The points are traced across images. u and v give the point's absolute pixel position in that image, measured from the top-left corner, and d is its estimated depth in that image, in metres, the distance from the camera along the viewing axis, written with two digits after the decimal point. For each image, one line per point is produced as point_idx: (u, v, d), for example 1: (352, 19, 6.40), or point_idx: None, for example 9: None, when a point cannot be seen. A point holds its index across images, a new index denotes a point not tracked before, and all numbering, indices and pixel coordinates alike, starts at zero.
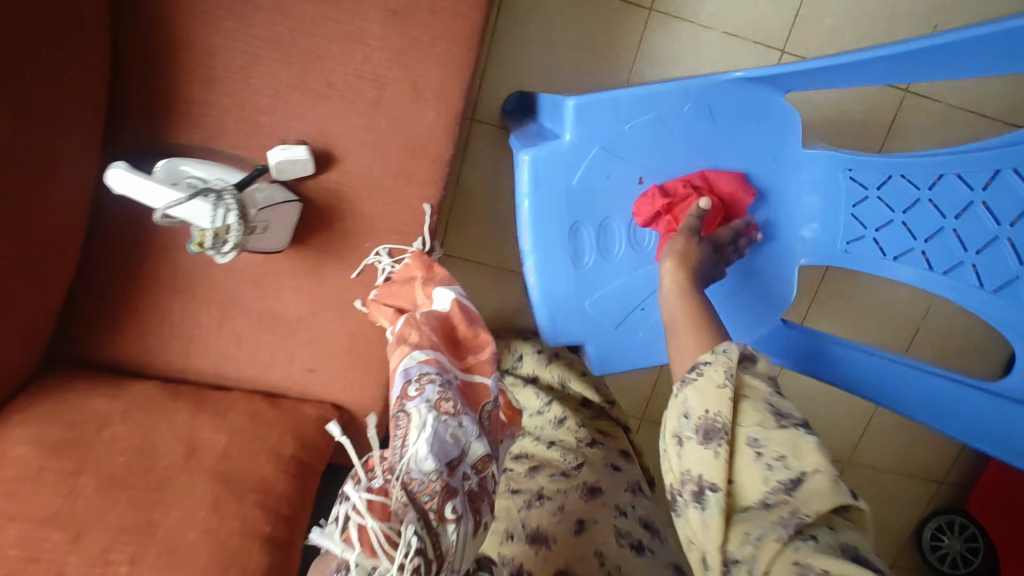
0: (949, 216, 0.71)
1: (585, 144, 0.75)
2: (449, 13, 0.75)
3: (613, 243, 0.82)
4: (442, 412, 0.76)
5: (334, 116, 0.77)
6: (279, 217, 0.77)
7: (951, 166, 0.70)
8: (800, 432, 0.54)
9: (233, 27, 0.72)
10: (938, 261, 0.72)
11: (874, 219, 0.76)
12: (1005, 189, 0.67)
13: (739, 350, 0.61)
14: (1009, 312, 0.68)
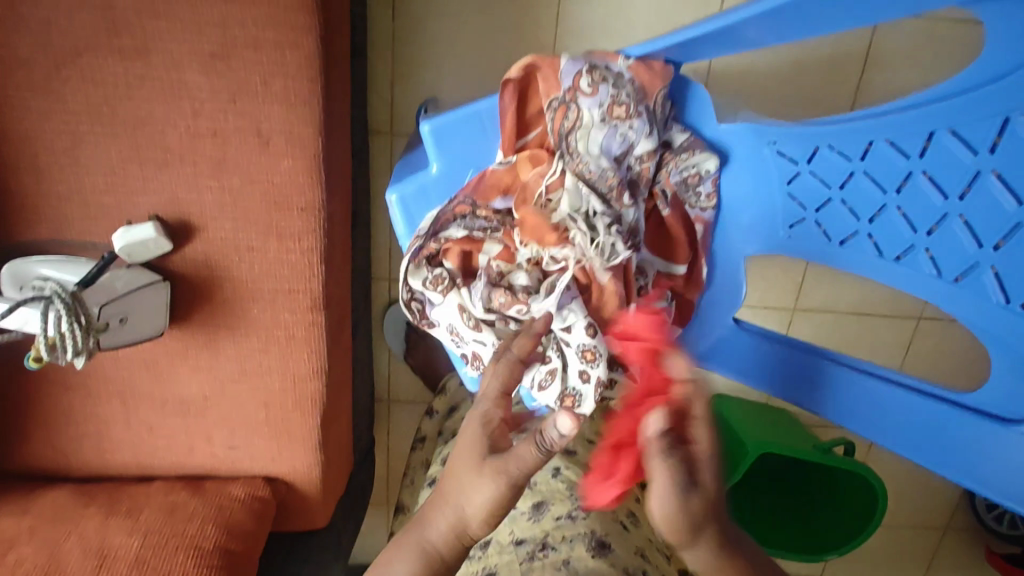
0: (889, 190, 0.61)
1: (455, 168, 0.66)
2: (274, 44, 0.65)
3: None
4: (613, 115, 0.62)
5: (181, 183, 0.69)
6: (140, 303, 0.70)
7: (882, 131, 0.59)
8: None
9: (45, 106, 0.65)
10: (888, 245, 0.62)
11: (812, 199, 0.65)
12: (944, 154, 0.57)
13: None
14: (968, 303, 0.59)
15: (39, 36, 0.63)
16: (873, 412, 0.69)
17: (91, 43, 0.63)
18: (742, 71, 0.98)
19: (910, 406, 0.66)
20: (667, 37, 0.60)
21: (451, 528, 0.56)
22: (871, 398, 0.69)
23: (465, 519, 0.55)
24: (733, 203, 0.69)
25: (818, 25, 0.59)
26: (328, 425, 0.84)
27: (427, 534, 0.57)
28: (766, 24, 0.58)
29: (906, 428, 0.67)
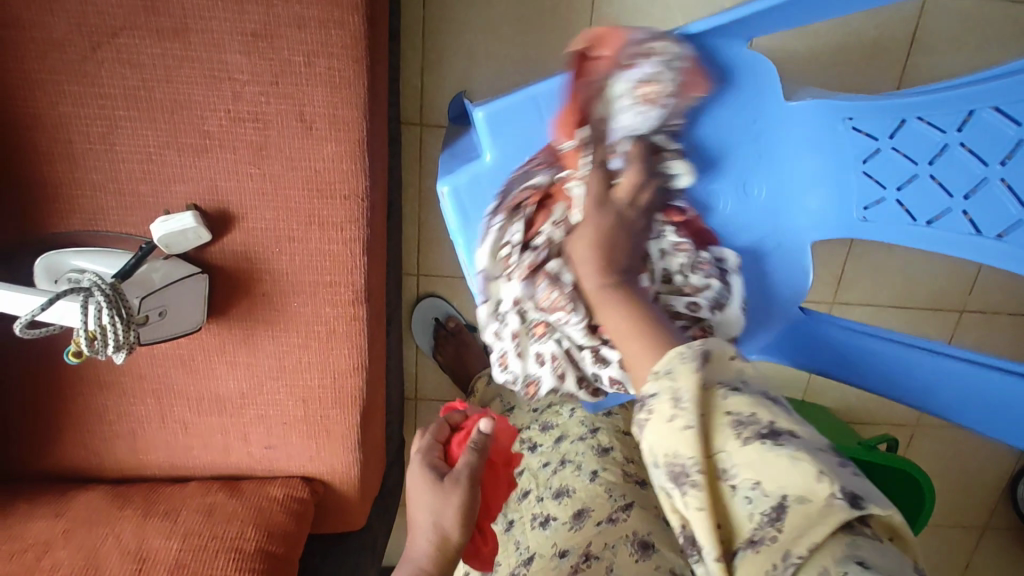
0: (993, 163, 0.56)
1: (510, 158, 0.62)
2: (319, 23, 0.62)
3: None
4: (641, 99, 0.60)
5: (220, 170, 0.67)
6: (179, 296, 0.67)
7: (988, 99, 0.55)
8: (775, 449, 0.36)
9: (80, 91, 0.63)
10: (989, 223, 0.58)
11: (894, 177, 0.61)
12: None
13: (695, 358, 0.40)
14: None
15: (75, 16, 0.60)
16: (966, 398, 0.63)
17: (127, 23, 0.61)
18: (782, 55, 0.94)
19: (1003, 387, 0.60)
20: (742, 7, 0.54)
21: (434, 546, 0.54)
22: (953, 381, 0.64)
23: (447, 534, 0.54)
24: (801, 183, 0.65)
25: None
26: (367, 424, 0.81)
27: (413, 553, 0.54)
28: None
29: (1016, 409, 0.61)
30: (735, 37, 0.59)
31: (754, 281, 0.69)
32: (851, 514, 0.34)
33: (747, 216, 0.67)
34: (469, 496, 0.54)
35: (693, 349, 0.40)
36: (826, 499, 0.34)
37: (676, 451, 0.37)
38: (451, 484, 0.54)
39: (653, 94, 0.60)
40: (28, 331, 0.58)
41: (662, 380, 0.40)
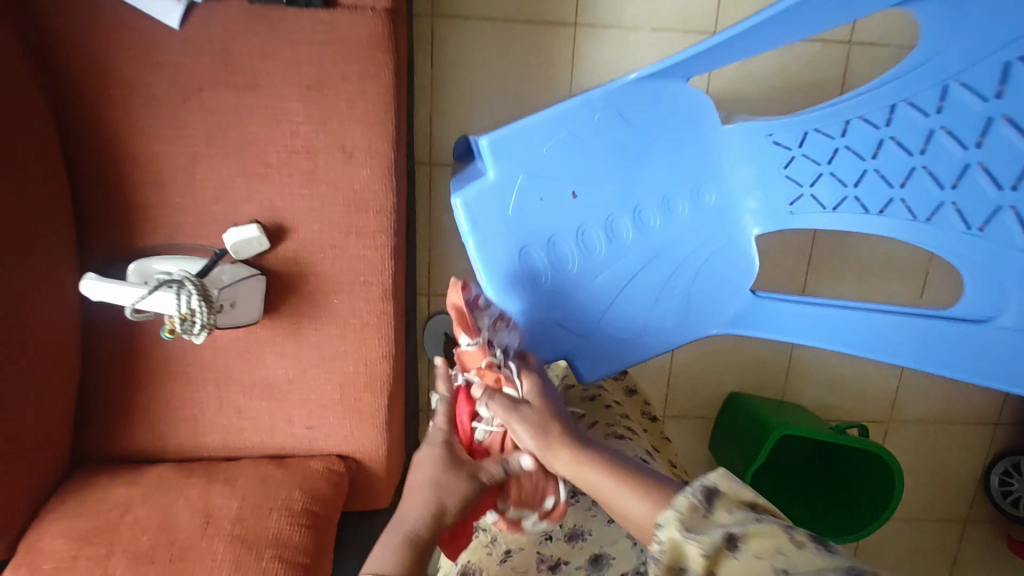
0: (867, 157, 0.75)
1: (508, 176, 0.79)
2: (358, 76, 0.80)
3: (567, 259, 0.82)
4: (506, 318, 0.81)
5: (277, 191, 0.83)
6: (245, 291, 0.81)
7: (854, 112, 0.75)
8: (797, 541, 0.47)
9: (170, 132, 0.80)
10: (872, 203, 0.76)
11: (808, 176, 0.79)
12: (905, 122, 0.73)
13: (700, 493, 0.52)
14: (947, 238, 0.74)
15: (172, 76, 0.78)
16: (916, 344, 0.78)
17: (211, 79, 0.79)
18: (736, 97, 1.14)
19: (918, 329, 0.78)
20: (672, 57, 0.73)
21: (431, 514, 0.64)
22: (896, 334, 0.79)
23: (445, 510, 0.65)
24: (739, 188, 0.82)
25: (818, 18, 0.72)
26: (393, 406, 0.94)
27: (404, 519, 0.64)
28: (766, 35, 0.74)
29: (940, 353, 0.77)
30: (675, 77, 0.78)
31: (705, 269, 0.84)
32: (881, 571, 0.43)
33: (700, 219, 0.83)
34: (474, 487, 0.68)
35: (697, 483, 0.53)
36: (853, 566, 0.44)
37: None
38: (464, 469, 0.69)
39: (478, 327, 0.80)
40: (133, 313, 0.75)
41: (671, 513, 0.52)
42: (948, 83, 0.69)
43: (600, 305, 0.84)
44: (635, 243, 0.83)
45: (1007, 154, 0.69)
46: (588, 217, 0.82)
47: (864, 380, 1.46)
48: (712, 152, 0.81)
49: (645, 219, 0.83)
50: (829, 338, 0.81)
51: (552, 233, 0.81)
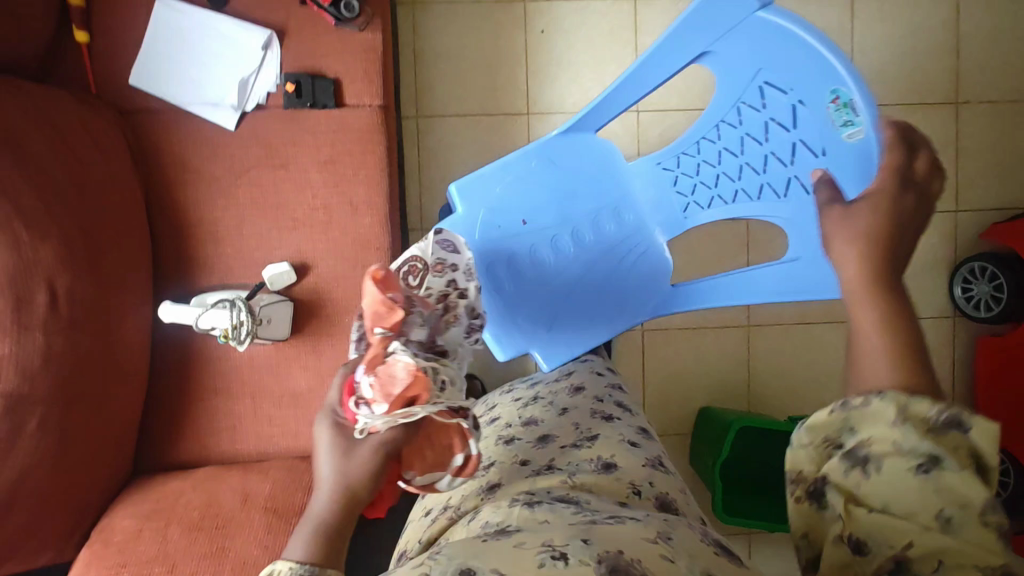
0: (716, 164, 1.02)
1: (472, 211, 1.06)
2: (361, 152, 1.10)
3: (524, 269, 1.07)
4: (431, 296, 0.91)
5: (301, 239, 1.10)
6: (278, 312, 1.05)
7: (698, 136, 1.03)
8: (981, 506, 0.52)
9: (224, 201, 1.09)
10: (729, 197, 1.02)
11: (687, 187, 1.05)
12: (731, 135, 1.00)
13: (951, 415, 0.54)
14: (785, 209, 0.97)
15: (227, 162, 1.09)
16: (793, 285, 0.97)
17: (256, 162, 1.09)
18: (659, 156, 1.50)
19: (793, 275, 0.97)
20: (574, 116, 1.02)
21: (341, 493, 0.64)
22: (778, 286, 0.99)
23: (354, 481, 0.64)
24: (648, 206, 1.08)
25: (648, 77, 0.99)
26: None
27: (314, 509, 0.63)
28: (624, 93, 1.01)
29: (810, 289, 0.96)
30: (585, 129, 1.06)
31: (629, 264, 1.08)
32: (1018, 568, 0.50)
33: (623, 231, 1.08)
34: (380, 452, 0.66)
35: (956, 413, 0.54)
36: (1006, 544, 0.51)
37: (883, 454, 0.55)
38: (361, 440, 0.66)
39: (427, 275, 0.92)
40: (199, 327, 1.02)
41: (904, 401, 0.55)
42: (741, 101, 0.97)
43: (554, 303, 1.08)
44: (576, 254, 1.07)
45: (777, 144, 0.96)
46: (537, 237, 1.07)
47: (821, 386, 1.62)
48: (620, 177, 1.08)
49: (580, 235, 1.07)
50: (730, 295, 1.02)
51: (511, 251, 1.07)
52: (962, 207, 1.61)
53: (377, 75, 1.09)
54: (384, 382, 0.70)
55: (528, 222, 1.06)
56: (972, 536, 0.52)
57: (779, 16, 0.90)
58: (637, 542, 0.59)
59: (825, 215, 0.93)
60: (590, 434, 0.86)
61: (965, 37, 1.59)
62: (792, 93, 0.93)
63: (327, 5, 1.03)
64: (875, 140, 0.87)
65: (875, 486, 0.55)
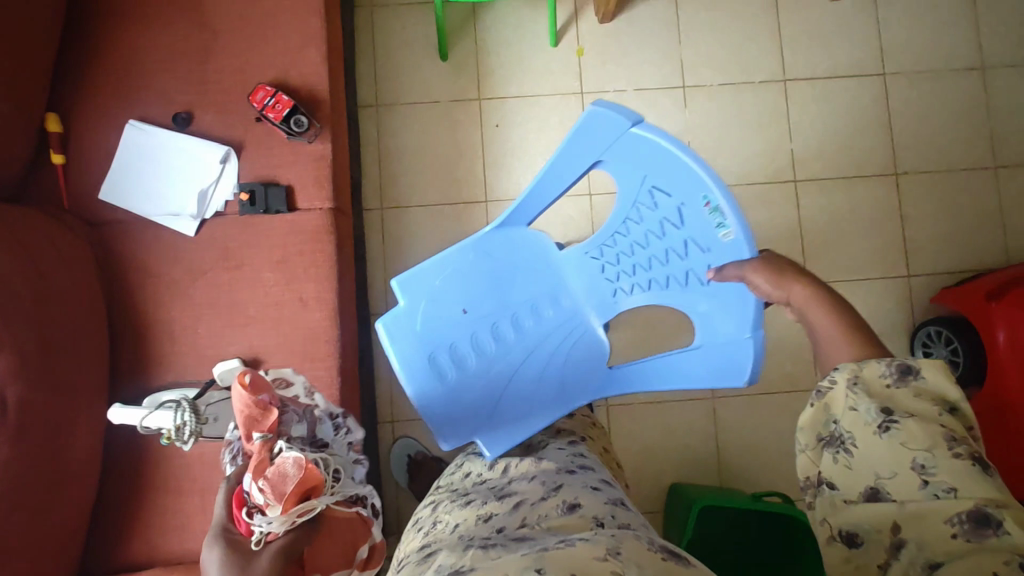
0: (633, 255, 1.07)
1: (413, 304, 1.11)
2: (311, 251, 1.17)
3: (465, 357, 1.11)
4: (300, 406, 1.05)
5: (254, 335, 1.15)
6: (227, 409, 1.09)
7: (613, 230, 1.08)
8: (949, 449, 0.64)
9: (182, 302, 1.15)
10: (649, 285, 1.08)
11: (614, 275, 1.10)
12: (643, 228, 1.05)
13: (899, 370, 0.70)
14: (694, 297, 1.04)
15: (186, 266, 1.16)
16: (705, 367, 1.04)
17: (213, 264, 1.16)
18: None
19: (704, 358, 1.04)
20: (498, 215, 1.08)
21: None
22: (694, 369, 1.05)
23: None
24: (581, 292, 1.14)
25: (561, 180, 1.06)
26: None
27: None
28: (543, 193, 1.07)
29: (720, 370, 1.03)
30: (516, 222, 1.12)
31: (566, 347, 1.14)
32: (991, 499, 0.61)
33: (561, 315, 1.14)
34: (280, 555, 0.81)
35: (905, 368, 0.70)
36: (980, 481, 0.62)
37: (850, 427, 0.70)
38: (262, 549, 0.82)
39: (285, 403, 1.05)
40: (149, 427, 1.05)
41: (854, 374, 0.72)
42: (636, 202, 1.03)
43: (494, 389, 1.11)
44: (517, 339, 1.12)
45: (673, 240, 1.03)
46: (477, 325, 1.12)
47: (791, 456, 1.61)
48: (552, 266, 1.14)
49: (521, 322, 1.13)
50: (656, 376, 1.08)
51: (451, 340, 1.11)
52: (913, 272, 1.65)
53: (327, 181, 1.18)
54: (273, 489, 0.85)
55: (467, 311, 1.11)
56: (947, 480, 0.63)
57: (652, 132, 0.99)
58: (584, 564, 0.60)
59: (714, 304, 1.01)
60: (555, 486, 0.86)
61: (896, 114, 1.69)
62: (677, 196, 1.00)
63: (277, 121, 1.12)
64: (746, 237, 0.97)
65: (853, 456, 0.69)
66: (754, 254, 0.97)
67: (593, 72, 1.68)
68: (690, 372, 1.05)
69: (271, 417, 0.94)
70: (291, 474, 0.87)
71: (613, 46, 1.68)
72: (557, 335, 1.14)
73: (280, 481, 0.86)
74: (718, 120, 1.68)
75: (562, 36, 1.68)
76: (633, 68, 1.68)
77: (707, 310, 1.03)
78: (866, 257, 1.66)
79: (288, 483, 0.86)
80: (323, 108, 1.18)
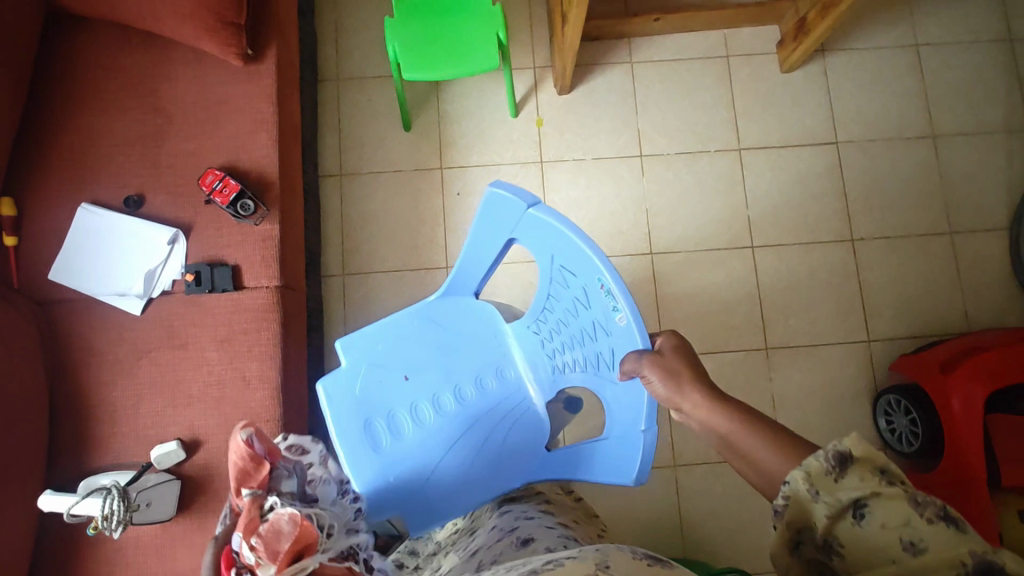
0: (558, 333, 1.07)
1: (355, 369, 1.11)
2: (255, 330, 1.18)
3: (402, 426, 1.10)
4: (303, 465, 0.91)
5: (195, 415, 1.15)
6: (160, 493, 1.08)
7: (540, 305, 1.08)
8: (923, 511, 0.55)
9: (125, 382, 1.16)
10: (573, 366, 1.06)
11: (546, 351, 1.10)
12: (565, 307, 1.05)
13: (832, 455, 0.60)
14: (608, 384, 1.02)
15: (130, 345, 1.17)
16: (616, 461, 1.01)
17: (157, 343, 1.17)
18: None
19: (617, 451, 1.01)
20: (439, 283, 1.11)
21: None
22: (609, 462, 1.02)
23: None
24: (521, 364, 1.14)
25: (494, 253, 1.09)
26: None
27: None
28: (479, 265, 1.11)
29: (630, 466, 1.00)
30: (461, 291, 1.15)
31: (502, 420, 1.12)
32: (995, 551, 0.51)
33: (504, 386, 1.14)
34: None
35: (835, 450, 0.60)
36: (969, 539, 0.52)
37: (828, 534, 0.59)
38: None
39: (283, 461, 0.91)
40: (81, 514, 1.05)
41: (801, 472, 0.61)
42: (551, 280, 1.04)
43: (428, 464, 1.09)
44: (456, 410, 1.11)
45: (586, 320, 1.02)
46: (418, 395, 1.12)
47: (755, 527, 1.57)
48: (495, 336, 1.15)
49: (462, 392, 1.13)
50: (579, 463, 1.05)
51: (390, 408, 1.11)
52: (873, 336, 1.65)
53: (274, 260, 1.20)
54: (264, 546, 0.67)
55: (408, 376, 1.12)
56: (939, 548, 0.53)
57: (550, 215, 1.00)
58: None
59: (625, 392, 0.99)
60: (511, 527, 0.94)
61: (850, 181, 1.72)
62: (581, 278, 1.00)
63: (224, 205, 1.15)
64: (638, 324, 0.95)
65: (845, 560, 0.59)
66: (647, 342, 0.95)
67: (552, 142, 1.73)
68: (606, 464, 1.03)
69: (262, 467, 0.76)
70: (284, 525, 0.68)
71: (572, 117, 1.74)
72: (494, 407, 1.13)
73: (276, 533, 0.68)
74: (675, 188, 1.71)
75: (521, 107, 1.74)
76: (591, 138, 1.73)
77: (620, 402, 1.00)
78: (826, 322, 1.66)
79: (284, 535, 0.68)
80: (272, 190, 1.21)
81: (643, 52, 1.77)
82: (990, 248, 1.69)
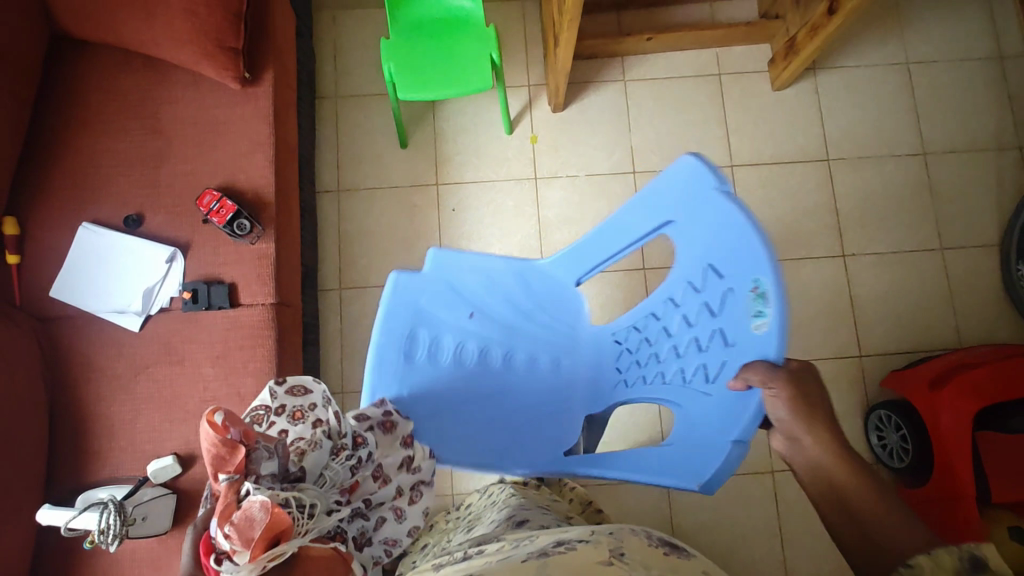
0: (642, 336, 1.06)
1: (435, 283, 1.14)
2: (251, 346, 1.20)
3: (442, 355, 1.12)
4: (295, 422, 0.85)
5: (190, 429, 1.17)
6: (156, 508, 1.11)
7: (647, 308, 1.04)
8: None
9: (123, 397, 1.18)
10: (643, 376, 1.06)
11: (625, 363, 1.11)
12: (672, 313, 0.99)
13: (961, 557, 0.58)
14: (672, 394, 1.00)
15: (129, 361, 1.19)
16: (631, 466, 1.00)
17: (155, 359, 1.20)
18: None
19: (640, 460, 1.00)
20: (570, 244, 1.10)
21: None
22: (629, 465, 1.01)
23: None
24: (584, 360, 1.15)
25: (627, 240, 1.04)
26: None
27: None
28: (612, 246, 1.06)
29: (651, 466, 0.99)
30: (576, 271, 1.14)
31: (545, 390, 1.14)
32: None
33: (558, 371, 1.15)
34: None
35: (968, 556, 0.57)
36: None
37: None
38: None
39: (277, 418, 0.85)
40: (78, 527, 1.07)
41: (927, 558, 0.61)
42: (681, 280, 0.96)
43: (451, 402, 1.11)
44: (502, 370, 1.13)
45: (705, 327, 0.92)
46: (475, 339, 1.14)
47: (749, 541, 1.57)
48: (574, 325, 1.16)
49: (513, 357, 1.14)
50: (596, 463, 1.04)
51: (441, 332, 1.13)
52: (865, 351, 1.66)
53: (270, 278, 1.22)
54: (234, 538, 0.63)
55: (473, 317, 1.14)
56: None
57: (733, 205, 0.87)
58: (587, 565, 0.61)
59: (716, 404, 0.90)
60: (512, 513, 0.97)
61: (841, 198, 1.74)
62: (729, 279, 0.87)
63: (221, 224, 1.18)
64: (781, 337, 0.81)
65: None
66: (780, 357, 0.81)
67: (547, 159, 1.75)
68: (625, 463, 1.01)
69: (234, 450, 0.69)
70: (252, 515, 0.64)
71: (567, 134, 1.76)
72: (543, 371, 1.15)
73: (245, 524, 0.64)
74: None
75: (517, 124, 1.76)
76: (585, 154, 1.75)
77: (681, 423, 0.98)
78: (818, 337, 1.67)
79: (254, 526, 0.63)
80: (268, 209, 1.24)
81: (637, 71, 1.79)
82: (981, 264, 1.70)
